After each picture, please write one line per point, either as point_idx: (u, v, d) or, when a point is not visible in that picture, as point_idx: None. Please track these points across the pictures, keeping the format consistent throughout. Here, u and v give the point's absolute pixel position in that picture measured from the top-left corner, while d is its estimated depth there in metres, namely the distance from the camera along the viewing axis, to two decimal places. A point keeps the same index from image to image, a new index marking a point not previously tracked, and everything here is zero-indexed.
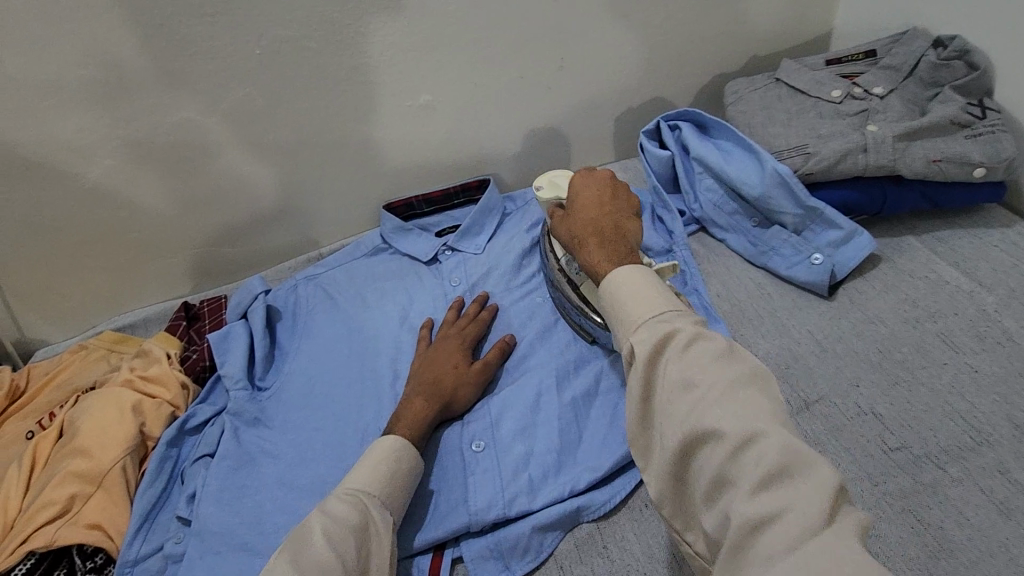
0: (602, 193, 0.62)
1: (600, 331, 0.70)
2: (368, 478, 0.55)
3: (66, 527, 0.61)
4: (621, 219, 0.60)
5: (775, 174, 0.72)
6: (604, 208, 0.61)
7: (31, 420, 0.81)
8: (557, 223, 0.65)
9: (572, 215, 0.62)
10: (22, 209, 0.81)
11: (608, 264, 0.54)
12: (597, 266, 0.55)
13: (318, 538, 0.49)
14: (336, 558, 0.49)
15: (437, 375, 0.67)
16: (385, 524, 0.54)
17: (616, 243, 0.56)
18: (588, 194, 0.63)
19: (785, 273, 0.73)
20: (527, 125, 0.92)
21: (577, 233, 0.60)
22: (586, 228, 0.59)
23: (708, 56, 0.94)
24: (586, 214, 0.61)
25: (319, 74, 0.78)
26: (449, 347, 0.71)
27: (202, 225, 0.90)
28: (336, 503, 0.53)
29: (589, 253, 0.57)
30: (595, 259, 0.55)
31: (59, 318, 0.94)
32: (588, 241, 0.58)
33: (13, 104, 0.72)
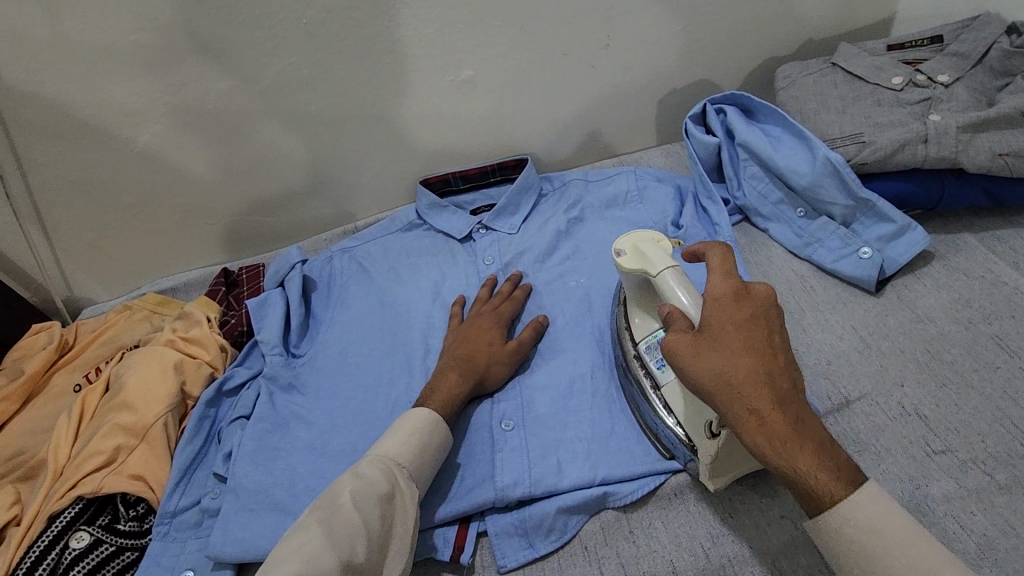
0: (757, 330, 0.46)
1: (677, 444, 0.58)
2: (400, 448, 0.56)
3: (112, 476, 0.64)
4: (795, 376, 0.45)
5: (827, 163, 0.69)
6: (771, 357, 0.45)
7: (80, 374, 0.85)
8: (690, 360, 0.47)
9: (725, 359, 0.45)
10: (76, 171, 0.84)
11: (827, 476, 0.43)
12: (799, 472, 0.43)
13: (348, 501, 0.50)
14: (364, 523, 0.49)
15: (472, 351, 0.68)
16: (411, 497, 0.54)
17: (811, 431, 0.43)
18: (743, 330, 0.46)
19: (830, 266, 0.70)
20: (568, 105, 0.91)
21: (748, 397, 0.44)
22: (766, 397, 0.44)
23: (761, 38, 0.91)
24: (751, 368, 0.44)
25: (363, 46, 0.78)
26: (483, 324, 0.71)
27: (244, 193, 0.91)
28: (368, 468, 0.54)
29: (777, 444, 0.43)
30: (795, 461, 0.43)
31: (109, 277, 0.98)
32: (771, 421, 0.43)
33: (68, 67, 0.74)
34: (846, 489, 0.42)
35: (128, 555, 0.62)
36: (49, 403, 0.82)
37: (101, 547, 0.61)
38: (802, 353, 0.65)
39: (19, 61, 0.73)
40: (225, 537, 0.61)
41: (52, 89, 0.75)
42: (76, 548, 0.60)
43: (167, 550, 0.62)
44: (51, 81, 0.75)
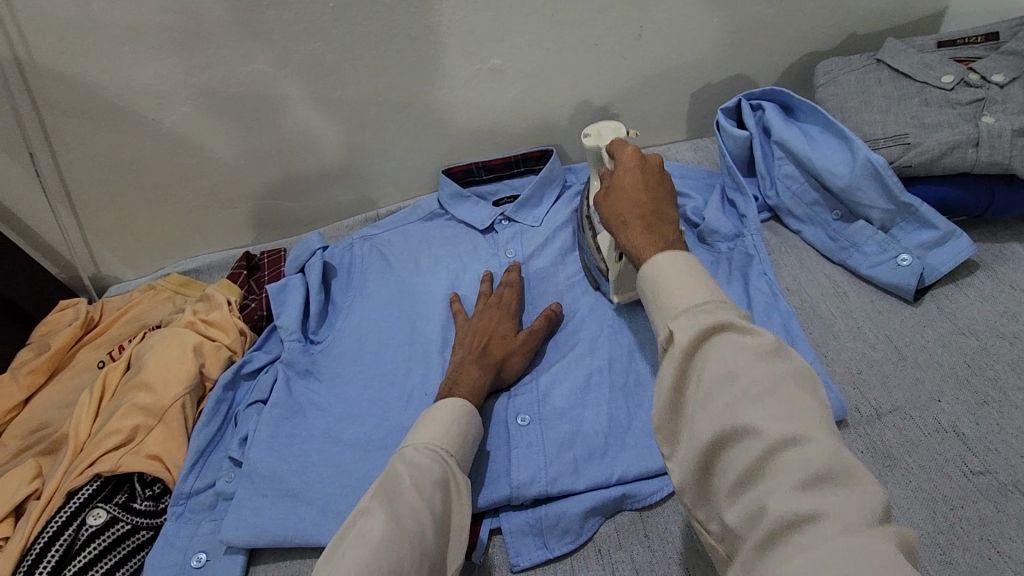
0: (641, 172, 0.56)
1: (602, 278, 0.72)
2: (445, 435, 0.56)
3: (129, 455, 0.65)
4: (662, 202, 0.54)
5: (868, 164, 0.66)
6: (647, 188, 0.55)
7: (103, 351, 0.87)
8: (597, 198, 0.58)
9: (613, 191, 0.56)
10: (104, 151, 0.84)
11: (654, 249, 0.49)
12: (639, 252, 0.50)
13: (407, 487, 0.51)
14: (426, 508, 0.50)
15: (485, 343, 0.67)
16: (462, 483, 0.55)
17: (662, 229, 0.51)
18: (630, 170, 0.56)
19: (865, 272, 0.67)
20: (598, 97, 0.89)
21: (617, 211, 0.54)
22: (632, 207, 0.53)
23: (801, 31, 0.87)
24: (629, 195, 0.54)
25: (390, 31, 0.76)
26: (494, 314, 0.70)
27: (267, 177, 0.91)
28: (417, 454, 0.54)
29: (632, 238, 0.51)
30: (640, 245, 0.50)
31: (133, 257, 0.99)
32: (633, 226, 0.52)
33: (98, 48, 0.74)
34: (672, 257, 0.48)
35: (142, 534, 0.63)
36: (73, 378, 0.83)
37: (117, 525, 0.62)
38: (833, 360, 0.62)
39: (51, 41, 0.73)
40: (238, 521, 0.61)
41: (80, 68, 0.76)
42: (92, 525, 0.61)
43: (181, 531, 0.63)
44: (80, 61, 0.75)
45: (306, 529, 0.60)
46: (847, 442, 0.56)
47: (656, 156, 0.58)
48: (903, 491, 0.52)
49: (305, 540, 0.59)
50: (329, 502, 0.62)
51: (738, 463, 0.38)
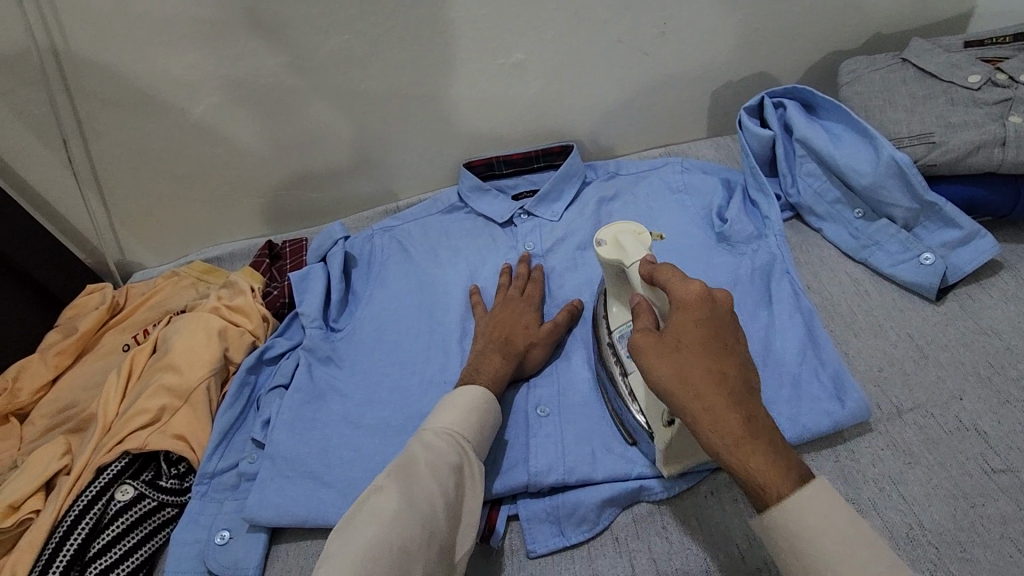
0: (711, 331, 0.45)
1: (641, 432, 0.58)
2: (462, 422, 0.57)
3: (156, 434, 0.66)
4: (748, 373, 0.45)
5: (892, 163, 0.66)
6: (730, 362, 0.44)
7: (128, 334, 0.89)
8: (654, 361, 0.46)
9: (685, 363, 0.45)
10: (134, 139, 0.86)
11: (777, 475, 0.42)
12: (757, 477, 0.42)
13: (422, 470, 0.52)
14: (439, 491, 0.51)
15: (508, 333, 0.67)
16: (477, 469, 0.55)
17: (767, 433, 0.43)
18: (699, 330, 0.45)
19: (887, 271, 0.67)
20: (619, 93, 0.89)
21: (702, 398, 0.43)
22: (719, 395, 0.43)
23: (825, 30, 0.87)
24: (710, 376, 0.44)
25: (416, 25, 0.77)
26: (515, 306, 0.71)
27: (290, 168, 0.92)
28: (433, 439, 0.55)
29: (737, 450, 0.42)
30: (750, 464, 0.42)
31: (158, 244, 1.01)
32: (734, 433, 0.42)
33: (130, 38, 0.76)
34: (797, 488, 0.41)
35: (168, 511, 0.65)
36: (99, 360, 0.85)
37: (143, 502, 0.63)
38: (853, 357, 0.62)
39: (86, 30, 0.75)
40: (261, 500, 0.62)
41: (113, 57, 0.77)
42: (120, 501, 0.62)
43: (206, 509, 0.64)
44: (112, 50, 0.77)
45: (327, 510, 0.61)
46: (867, 440, 0.56)
47: (725, 302, 0.47)
48: (923, 488, 0.52)
49: (326, 520, 0.61)
50: (350, 485, 0.63)
51: None
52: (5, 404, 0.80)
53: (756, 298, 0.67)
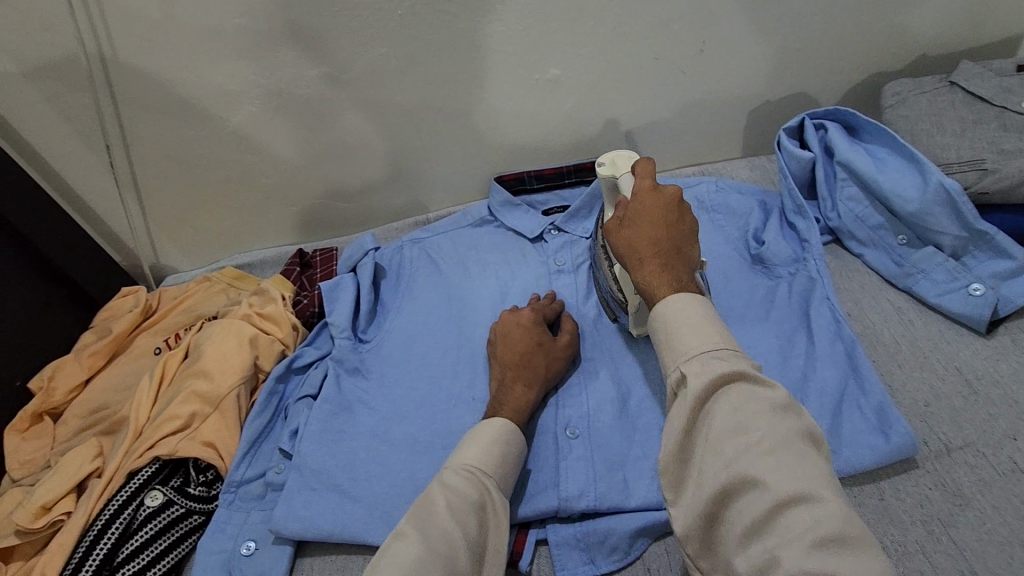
0: (658, 210, 0.54)
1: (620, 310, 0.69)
2: (483, 457, 0.56)
3: (186, 441, 0.67)
4: (681, 241, 0.53)
5: (941, 189, 0.64)
6: (666, 223, 0.54)
7: (160, 338, 0.90)
8: (610, 225, 0.56)
9: (627, 221, 0.55)
10: (174, 146, 0.88)
11: (669, 292, 0.51)
12: (656, 296, 0.51)
13: (441, 510, 0.51)
14: (459, 531, 0.50)
15: (526, 356, 0.66)
16: (500, 505, 0.55)
17: (677, 271, 0.52)
18: (648, 200, 0.55)
19: (933, 300, 0.65)
20: (655, 111, 0.88)
21: (634, 250, 0.53)
22: (649, 249, 0.53)
23: (868, 51, 0.85)
24: (646, 228, 0.54)
25: (454, 40, 0.78)
26: (524, 321, 0.68)
27: (323, 178, 0.93)
28: (455, 478, 0.54)
29: (647, 277, 0.52)
30: (655, 288, 0.51)
31: (191, 249, 1.03)
32: (649, 263, 0.52)
33: (176, 48, 0.77)
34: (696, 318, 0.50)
35: (194, 519, 0.65)
36: (131, 362, 0.87)
37: (171, 508, 0.64)
38: (897, 390, 0.60)
39: (134, 40, 0.77)
40: (287, 512, 0.62)
41: (158, 66, 0.79)
42: (150, 506, 0.63)
43: (232, 518, 0.65)
44: (158, 59, 0.78)
45: (355, 527, 0.61)
46: (913, 478, 0.54)
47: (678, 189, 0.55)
48: (974, 533, 0.50)
49: (353, 536, 0.61)
50: (377, 502, 0.63)
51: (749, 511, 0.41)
52: (40, 403, 0.82)
53: (796, 326, 0.66)
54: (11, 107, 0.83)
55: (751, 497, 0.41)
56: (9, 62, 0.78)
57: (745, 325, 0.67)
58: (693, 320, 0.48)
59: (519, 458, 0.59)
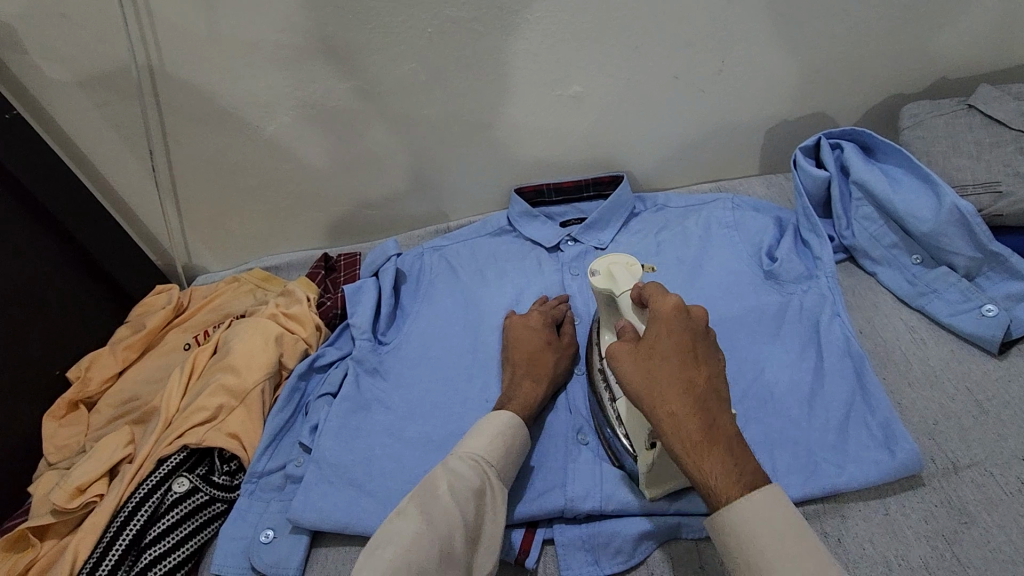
0: (681, 345, 0.50)
1: (626, 454, 0.60)
2: (486, 447, 0.58)
3: (212, 431, 0.70)
4: (716, 386, 0.49)
5: (955, 211, 0.65)
6: (701, 373, 0.49)
7: (190, 334, 0.94)
8: (626, 366, 0.50)
9: (653, 366, 0.49)
10: (211, 151, 0.92)
11: (727, 480, 0.45)
12: (708, 479, 0.46)
13: (444, 493, 0.53)
14: (459, 514, 0.52)
15: (530, 355, 0.69)
16: (499, 492, 0.56)
17: (721, 431, 0.47)
18: (673, 340, 0.50)
19: (945, 320, 0.65)
20: (673, 127, 0.90)
21: (663, 401, 0.48)
22: (686, 400, 0.48)
23: (886, 73, 0.86)
24: (676, 386, 0.48)
25: (480, 57, 0.81)
26: (531, 324, 0.72)
27: (350, 186, 0.97)
28: (458, 464, 0.56)
29: (696, 458, 0.46)
30: (708, 473, 0.46)
31: (222, 251, 1.07)
32: (693, 437, 0.46)
33: (219, 61, 0.82)
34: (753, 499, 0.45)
35: (217, 506, 0.68)
36: (161, 357, 0.91)
37: (196, 495, 0.67)
38: (907, 408, 0.61)
39: (181, 53, 0.81)
40: (305, 503, 0.65)
41: (202, 77, 0.84)
42: (177, 492, 0.66)
43: (252, 508, 0.67)
44: (202, 70, 0.83)
45: (368, 520, 0.63)
46: (920, 495, 0.55)
47: (699, 319, 0.51)
48: (979, 551, 0.51)
49: (367, 528, 0.63)
50: (390, 497, 0.65)
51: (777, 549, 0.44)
52: (76, 391, 0.86)
53: (805, 341, 0.67)
54: (65, 113, 0.88)
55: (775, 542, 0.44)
56: (65, 71, 0.84)
57: (755, 341, 0.68)
58: (766, 515, 0.44)
59: (522, 453, 0.61)
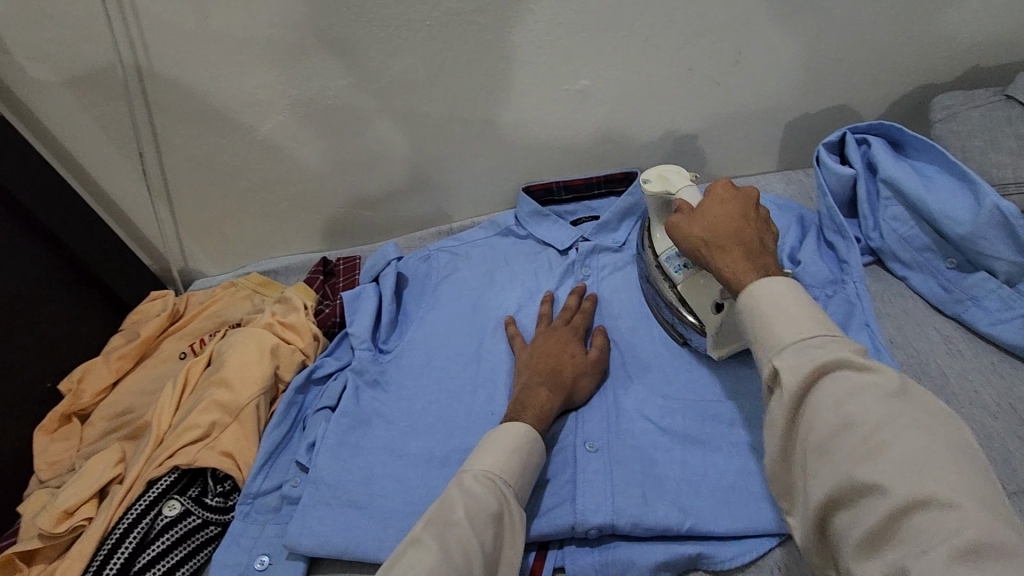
0: (732, 207, 0.55)
1: (693, 335, 0.66)
2: (503, 465, 0.54)
3: (205, 450, 0.67)
4: (760, 229, 0.54)
5: (995, 212, 0.60)
6: (745, 220, 0.54)
7: (185, 343, 0.91)
8: (683, 223, 0.57)
9: (703, 219, 0.56)
10: (205, 152, 0.88)
11: (755, 275, 0.49)
12: (741, 278, 0.50)
13: (461, 520, 0.49)
14: (476, 541, 0.48)
15: (552, 366, 0.65)
16: (516, 515, 0.53)
17: (762, 256, 0.51)
18: (724, 204, 0.56)
19: (984, 330, 0.61)
20: (686, 123, 0.86)
21: (711, 236, 0.54)
22: (729, 235, 0.53)
23: (915, 61, 0.81)
24: (725, 221, 0.54)
25: (482, 50, 0.76)
26: (555, 339, 0.69)
27: (349, 187, 0.93)
28: (474, 482, 0.52)
29: (732, 264, 0.51)
30: (742, 273, 0.50)
31: (218, 255, 1.04)
32: (731, 252, 0.52)
33: (207, 58, 0.78)
34: (768, 281, 0.48)
35: (211, 529, 0.65)
36: (157, 366, 0.88)
37: (188, 518, 0.64)
38: None
39: (168, 50, 0.77)
40: (303, 527, 0.62)
41: (190, 75, 0.80)
42: (167, 516, 0.63)
43: (247, 532, 0.64)
44: (191, 70, 0.79)
45: (369, 544, 0.60)
46: None
47: (750, 191, 0.57)
48: None
49: (366, 554, 0.59)
50: (390, 519, 0.62)
51: (865, 520, 0.37)
52: (68, 404, 0.83)
53: None
54: (52, 115, 0.85)
55: (868, 499, 0.37)
56: (49, 71, 0.80)
57: None
58: (785, 305, 0.46)
59: (537, 469, 0.58)
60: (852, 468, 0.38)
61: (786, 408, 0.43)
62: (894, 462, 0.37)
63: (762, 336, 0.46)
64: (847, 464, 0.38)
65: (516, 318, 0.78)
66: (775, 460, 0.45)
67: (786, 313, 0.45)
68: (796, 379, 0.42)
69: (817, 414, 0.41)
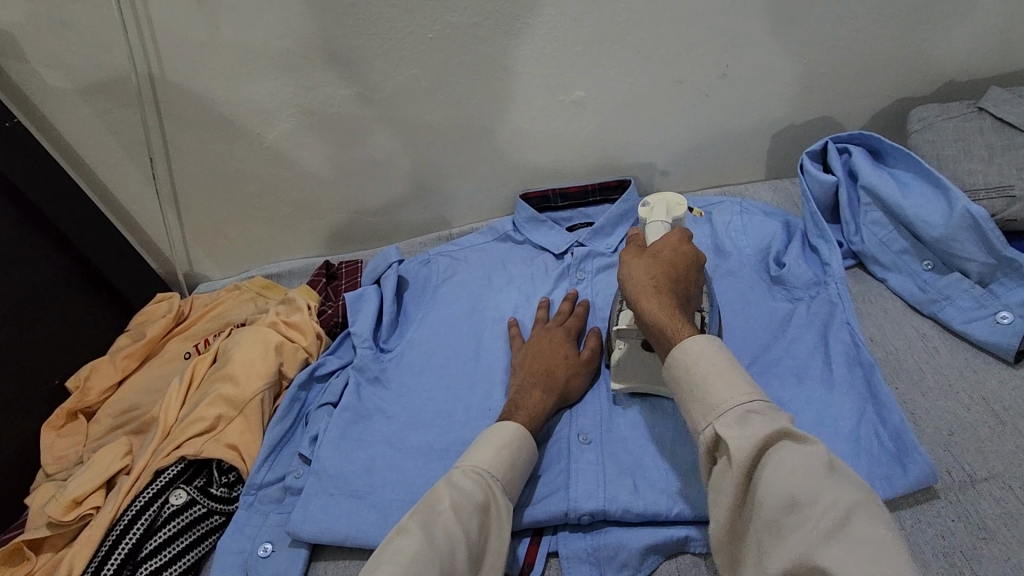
0: (681, 255, 0.59)
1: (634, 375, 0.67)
2: (493, 460, 0.56)
3: (211, 442, 0.69)
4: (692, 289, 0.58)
5: (967, 216, 0.64)
6: (686, 274, 0.58)
7: (190, 343, 0.93)
8: (630, 257, 0.61)
9: (650, 264, 0.58)
10: (214, 158, 0.92)
11: (684, 332, 0.53)
12: (670, 329, 0.53)
13: (446, 509, 0.51)
14: (462, 531, 0.50)
15: (544, 365, 0.68)
16: (503, 507, 0.55)
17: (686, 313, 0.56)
18: (673, 254, 0.59)
19: (958, 327, 0.64)
20: (677, 133, 0.89)
21: (656, 282, 0.56)
22: (667, 286, 0.56)
23: (894, 76, 0.85)
24: (669, 268, 0.58)
25: (482, 62, 0.80)
26: (549, 339, 0.71)
27: (352, 193, 0.96)
28: (462, 478, 0.54)
29: (665, 313, 0.54)
30: (670, 325, 0.53)
31: (223, 258, 1.07)
32: (665, 299, 0.55)
33: (219, 68, 0.81)
34: (698, 339, 0.51)
35: (215, 519, 0.67)
36: (162, 365, 0.90)
37: (194, 507, 0.66)
38: (920, 418, 0.59)
39: (181, 60, 0.81)
40: (305, 515, 0.64)
41: (201, 84, 0.83)
42: (174, 505, 0.65)
43: (251, 520, 0.66)
44: (203, 79, 0.83)
45: (369, 531, 0.62)
46: (936, 509, 0.53)
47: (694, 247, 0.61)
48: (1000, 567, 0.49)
49: (366, 540, 0.61)
50: (389, 508, 0.64)
51: None
52: (75, 401, 0.86)
53: (813, 349, 0.66)
54: (66, 121, 0.88)
55: None
56: (66, 79, 0.84)
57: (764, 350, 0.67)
58: (717, 368, 0.49)
59: (529, 464, 0.60)
60: (805, 554, 0.40)
61: (736, 482, 0.45)
62: (846, 553, 0.39)
63: (701, 399, 0.49)
64: (808, 538, 0.41)
65: (517, 318, 0.81)
66: (725, 527, 0.46)
67: (718, 376, 0.49)
68: (746, 451, 0.45)
69: (763, 496, 0.43)
